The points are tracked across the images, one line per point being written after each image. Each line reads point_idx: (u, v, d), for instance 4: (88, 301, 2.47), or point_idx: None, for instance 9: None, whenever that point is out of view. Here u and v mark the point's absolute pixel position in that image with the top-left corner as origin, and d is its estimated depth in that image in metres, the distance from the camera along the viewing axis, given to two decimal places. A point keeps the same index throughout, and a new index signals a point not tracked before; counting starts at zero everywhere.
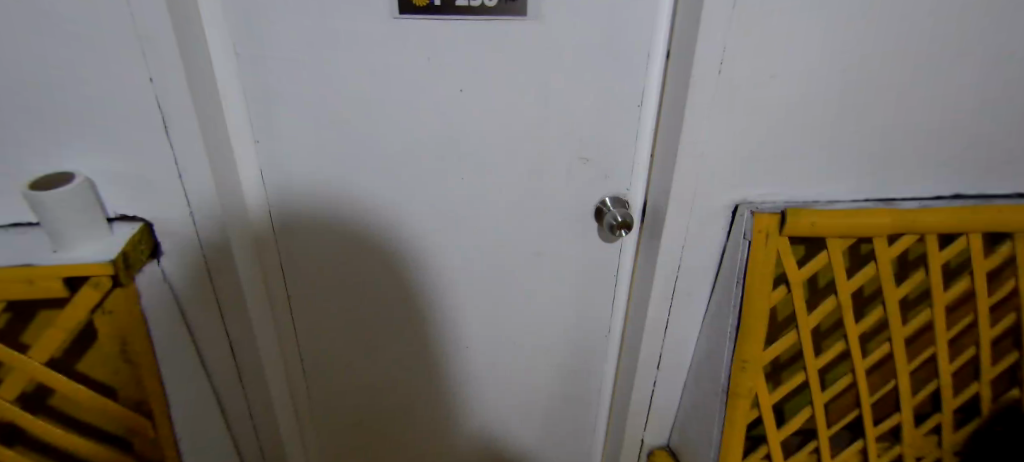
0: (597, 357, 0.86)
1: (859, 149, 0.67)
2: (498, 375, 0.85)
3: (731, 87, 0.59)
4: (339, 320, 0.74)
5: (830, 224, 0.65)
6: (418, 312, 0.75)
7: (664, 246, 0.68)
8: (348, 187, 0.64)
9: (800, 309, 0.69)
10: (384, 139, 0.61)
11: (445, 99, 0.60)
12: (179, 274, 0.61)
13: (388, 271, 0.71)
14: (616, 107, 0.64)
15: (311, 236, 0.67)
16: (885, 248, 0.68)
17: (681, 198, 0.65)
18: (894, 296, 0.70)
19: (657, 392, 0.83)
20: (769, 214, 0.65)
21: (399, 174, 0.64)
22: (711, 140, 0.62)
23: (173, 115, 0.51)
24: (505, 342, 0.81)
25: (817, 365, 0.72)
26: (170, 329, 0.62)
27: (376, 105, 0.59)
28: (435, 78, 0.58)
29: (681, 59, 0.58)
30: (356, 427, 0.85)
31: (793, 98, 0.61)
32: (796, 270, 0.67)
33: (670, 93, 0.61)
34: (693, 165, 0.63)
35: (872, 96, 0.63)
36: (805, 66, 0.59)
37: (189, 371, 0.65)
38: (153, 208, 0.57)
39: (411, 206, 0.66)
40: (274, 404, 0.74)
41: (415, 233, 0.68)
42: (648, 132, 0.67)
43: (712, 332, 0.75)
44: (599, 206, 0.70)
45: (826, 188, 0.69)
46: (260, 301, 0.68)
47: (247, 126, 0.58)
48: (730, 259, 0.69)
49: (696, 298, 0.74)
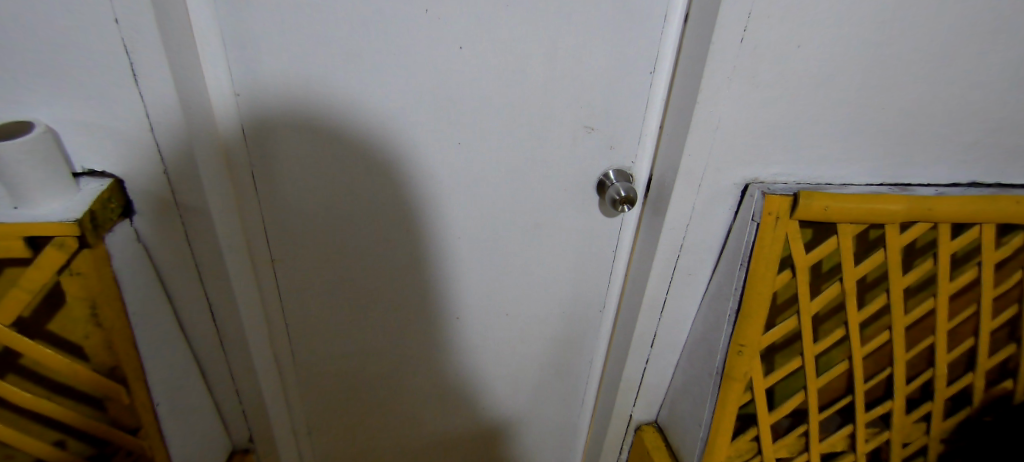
0: (590, 330, 0.85)
1: (880, 130, 0.63)
2: (489, 346, 0.83)
3: (753, 57, 0.54)
4: (328, 286, 0.70)
5: (843, 209, 0.61)
6: (413, 281, 0.72)
7: (666, 223, 0.65)
8: (339, 149, 0.59)
9: (803, 295, 0.65)
10: (379, 95, 0.56)
11: (444, 56, 0.55)
12: (153, 232, 0.57)
13: (383, 238, 0.67)
14: (627, 74, 0.60)
15: (297, 198, 0.61)
16: (895, 236, 0.64)
17: (690, 174, 0.61)
18: (900, 284, 0.68)
19: (649, 370, 0.81)
20: (781, 195, 0.61)
21: (393, 135, 0.59)
22: (727, 114, 0.58)
23: (141, 61, 0.47)
24: (498, 312, 0.79)
25: (815, 352, 0.70)
26: (144, 290, 0.59)
27: (368, 58, 0.54)
28: (433, 34, 0.53)
29: (701, 23, 0.54)
30: (344, 395, 0.82)
31: (818, 72, 0.57)
32: (803, 255, 0.63)
33: (686, 59, 0.57)
34: (706, 138, 0.59)
35: (902, 74, 0.59)
36: (834, 37, 0.55)
37: (163, 331, 0.62)
38: (123, 163, 0.53)
39: (407, 170, 0.62)
40: (256, 373, 0.71)
41: (410, 199, 0.65)
42: (659, 102, 0.63)
43: (709, 314, 0.72)
44: (602, 178, 0.67)
45: (840, 171, 0.66)
46: (243, 268, 0.63)
47: (228, 77, 0.52)
48: (736, 240, 0.66)
49: (696, 279, 0.72)
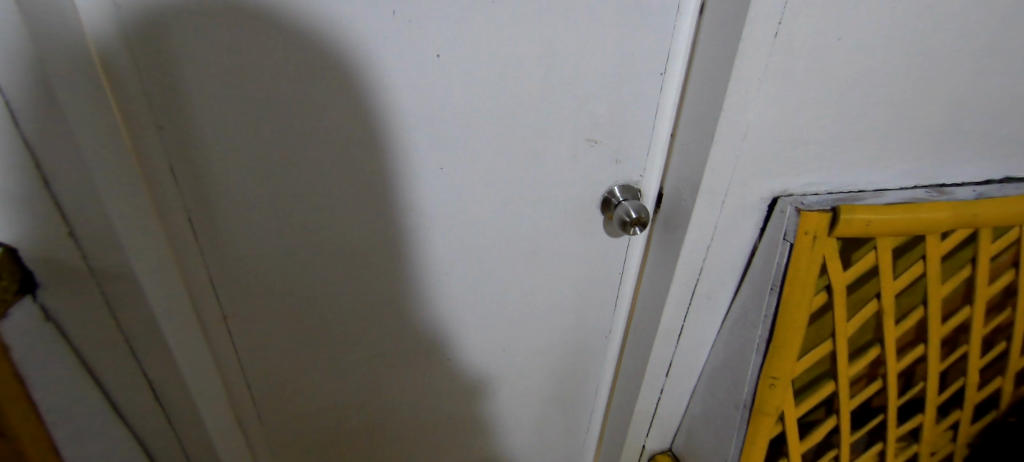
0: (595, 357, 0.77)
1: (919, 129, 0.56)
2: (486, 384, 0.74)
3: (787, 54, 0.46)
4: (295, 339, 0.59)
5: (886, 223, 0.54)
6: (395, 325, 0.63)
7: (686, 246, 0.57)
8: (296, 184, 0.49)
9: (840, 318, 0.58)
10: (339, 118, 0.47)
11: (418, 67, 0.46)
12: (64, 308, 0.45)
13: (355, 282, 0.58)
14: (634, 77, 0.51)
15: (248, 245, 0.51)
16: (936, 245, 0.58)
17: (713, 191, 0.53)
18: (938, 294, 0.62)
19: (664, 399, 0.73)
20: (818, 211, 0.53)
21: (360, 164, 0.50)
22: (757, 120, 0.49)
23: (20, 96, 0.36)
24: (495, 349, 0.71)
25: (849, 374, 0.63)
26: (62, 378, 0.47)
27: (324, 74, 0.44)
28: (405, 38, 0.44)
29: (722, 15, 0.46)
30: (323, 453, 0.72)
31: (856, 67, 0.49)
32: (841, 274, 0.56)
33: (704, 57, 0.49)
34: (731, 150, 0.51)
35: (946, 65, 0.51)
36: (875, 29, 0.47)
37: (92, 420, 0.50)
38: (13, 226, 0.40)
39: (379, 202, 0.53)
40: (217, 451, 0.60)
41: (389, 232, 0.55)
42: (670, 107, 0.54)
43: (732, 341, 0.64)
44: (607, 196, 0.59)
45: (875, 176, 0.58)
46: (190, 334, 0.52)
47: (149, 110, 0.42)
48: (763, 261, 0.58)
49: (717, 302, 0.63)
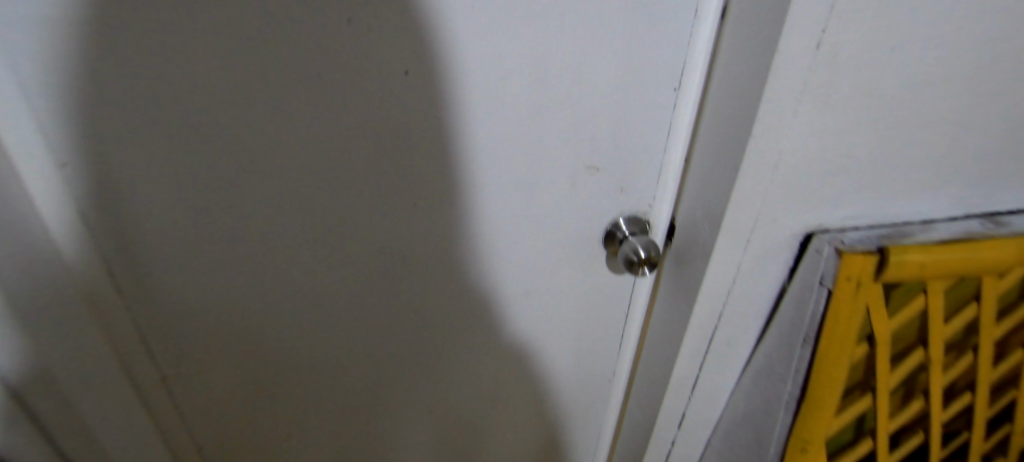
0: (596, 408, 0.66)
1: (972, 152, 0.47)
2: (476, 447, 0.63)
3: (830, 67, 0.38)
4: (233, 427, 0.46)
5: (938, 264, 0.47)
6: (364, 397, 0.51)
7: (703, 291, 0.48)
8: (222, 242, 0.36)
9: (883, 371, 0.51)
10: (274, 154, 0.34)
11: (376, 87, 0.34)
12: None
13: (312, 354, 0.45)
14: (643, 93, 0.41)
15: (160, 324, 0.37)
16: (993, 286, 0.50)
17: (737, 228, 0.45)
18: (991, 337, 0.54)
19: (675, 452, 0.64)
20: (862, 255, 0.45)
21: (310, 212, 0.37)
22: (790, 147, 0.41)
23: None
24: (486, 411, 0.59)
25: (889, 429, 0.56)
26: None
27: (251, 103, 0.32)
28: (358, 53, 0.32)
29: (746, 24, 0.38)
30: None
31: (907, 84, 0.41)
32: (886, 324, 0.49)
33: (725, 73, 0.40)
34: (760, 181, 0.42)
35: (1009, 78, 0.43)
36: (932, 38, 0.39)
37: None
38: None
39: (339, 256, 0.40)
40: None
41: (352, 292, 0.43)
42: (684, 125, 0.45)
43: (755, 394, 0.56)
44: (610, 228, 0.48)
45: (921, 207, 0.50)
46: None
47: None
48: (794, 308, 0.50)
49: (737, 350, 0.55)
